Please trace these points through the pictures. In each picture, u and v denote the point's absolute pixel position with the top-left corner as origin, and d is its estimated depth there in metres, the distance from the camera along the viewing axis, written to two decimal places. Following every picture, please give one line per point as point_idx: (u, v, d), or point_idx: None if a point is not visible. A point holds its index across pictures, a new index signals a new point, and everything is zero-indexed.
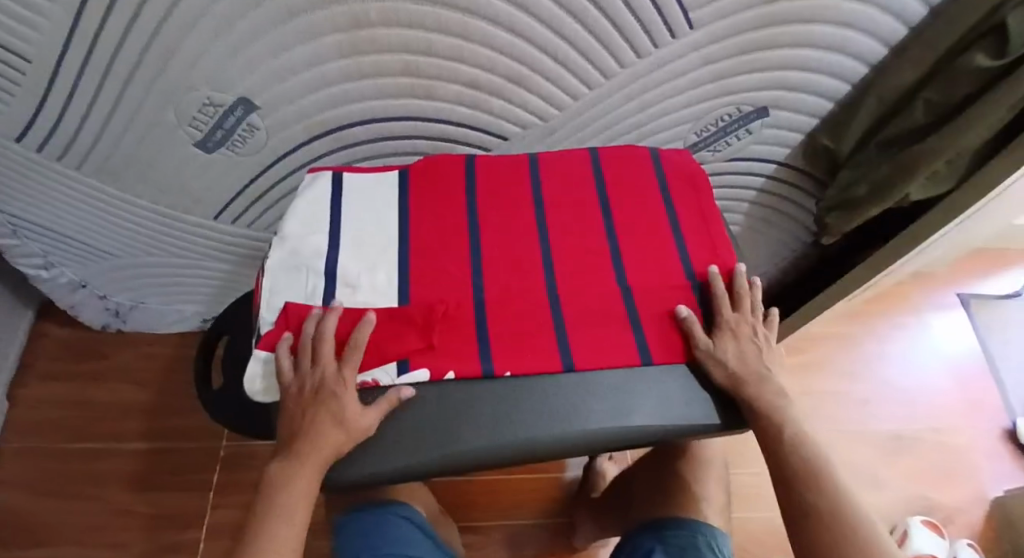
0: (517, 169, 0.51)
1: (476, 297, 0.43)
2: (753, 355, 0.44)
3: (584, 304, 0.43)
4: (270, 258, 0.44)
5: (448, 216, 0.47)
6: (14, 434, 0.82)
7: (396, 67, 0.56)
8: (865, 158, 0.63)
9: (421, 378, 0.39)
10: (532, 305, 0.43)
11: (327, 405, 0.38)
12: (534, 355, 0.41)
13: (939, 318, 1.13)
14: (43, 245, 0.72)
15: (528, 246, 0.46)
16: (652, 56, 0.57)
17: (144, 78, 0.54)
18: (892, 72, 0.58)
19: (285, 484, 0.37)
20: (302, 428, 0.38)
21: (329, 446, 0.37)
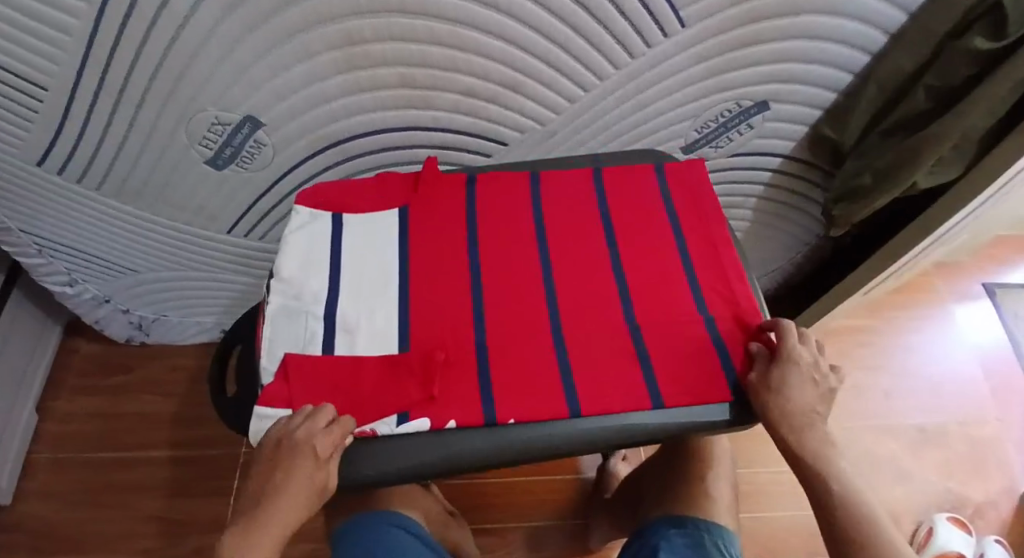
0: (519, 204, 0.55)
1: (477, 340, 0.46)
2: (809, 398, 0.44)
3: (587, 341, 0.46)
4: (270, 305, 0.48)
5: (452, 257, 0.51)
6: (47, 447, 0.86)
7: (392, 80, 0.57)
8: (869, 145, 0.62)
9: (422, 427, 0.42)
10: (534, 344, 0.46)
11: (302, 470, 0.39)
12: (535, 396, 0.43)
13: (963, 308, 1.10)
14: (67, 263, 0.75)
15: (533, 284, 0.50)
16: (645, 55, 0.57)
17: (155, 102, 0.56)
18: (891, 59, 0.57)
19: (247, 547, 0.39)
20: (268, 491, 0.40)
21: (294, 506, 0.39)
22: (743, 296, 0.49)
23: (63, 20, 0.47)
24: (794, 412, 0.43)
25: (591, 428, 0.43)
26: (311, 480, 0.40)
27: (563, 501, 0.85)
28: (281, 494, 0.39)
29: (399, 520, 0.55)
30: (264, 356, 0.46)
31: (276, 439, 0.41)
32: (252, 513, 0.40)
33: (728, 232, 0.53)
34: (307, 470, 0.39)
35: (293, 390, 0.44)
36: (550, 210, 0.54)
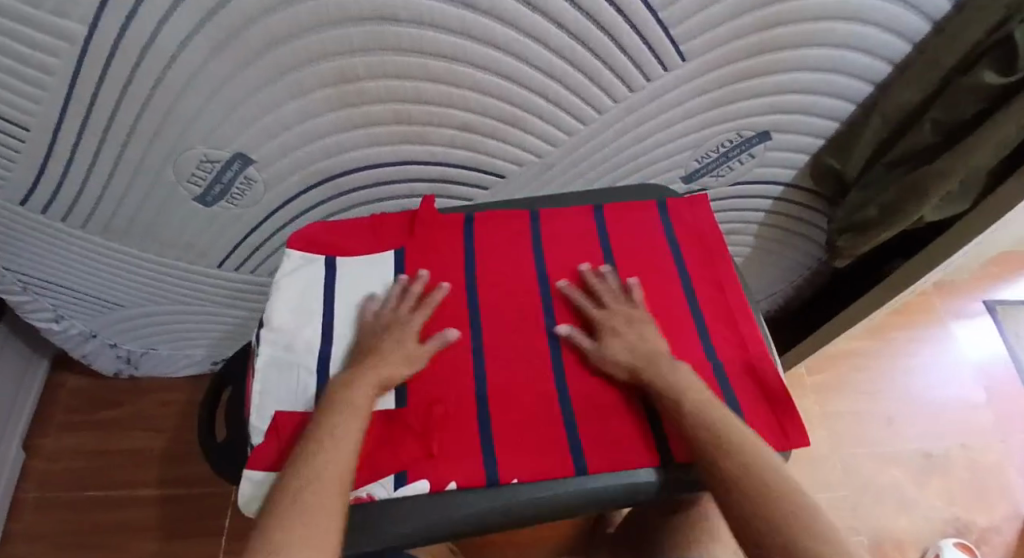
0: (520, 244, 0.53)
1: (478, 393, 0.45)
2: (640, 339, 0.46)
3: (593, 395, 0.45)
4: (259, 358, 0.46)
5: (451, 305, 0.49)
6: (34, 486, 0.83)
7: (387, 116, 0.56)
8: (875, 177, 0.61)
9: (421, 490, 0.41)
10: (536, 398, 0.45)
11: (393, 333, 0.46)
12: (542, 454, 0.42)
13: (963, 328, 1.09)
14: (53, 300, 0.73)
15: (535, 331, 0.48)
16: (645, 89, 0.56)
17: (141, 140, 0.54)
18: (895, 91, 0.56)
19: (347, 393, 0.42)
20: (367, 355, 0.45)
21: (388, 370, 0.44)
22: (748, 339, 0.48)
23: (45, 59, 0.45)
24: (638, 358, 0.44)
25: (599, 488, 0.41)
26: (405, 350, 0.45)
27: (564, 536, 0.83)
28: (373, 359, 0.44)
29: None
30: (253, 414, 0.44)
31: (367, 323, 0.48)
32: (349, 371, 0.44)
33: (735, 269, 0.52)
34: (399, 334, 0.46)
35: (285, 450, 0.42)
36: (551, 249, 0.53)
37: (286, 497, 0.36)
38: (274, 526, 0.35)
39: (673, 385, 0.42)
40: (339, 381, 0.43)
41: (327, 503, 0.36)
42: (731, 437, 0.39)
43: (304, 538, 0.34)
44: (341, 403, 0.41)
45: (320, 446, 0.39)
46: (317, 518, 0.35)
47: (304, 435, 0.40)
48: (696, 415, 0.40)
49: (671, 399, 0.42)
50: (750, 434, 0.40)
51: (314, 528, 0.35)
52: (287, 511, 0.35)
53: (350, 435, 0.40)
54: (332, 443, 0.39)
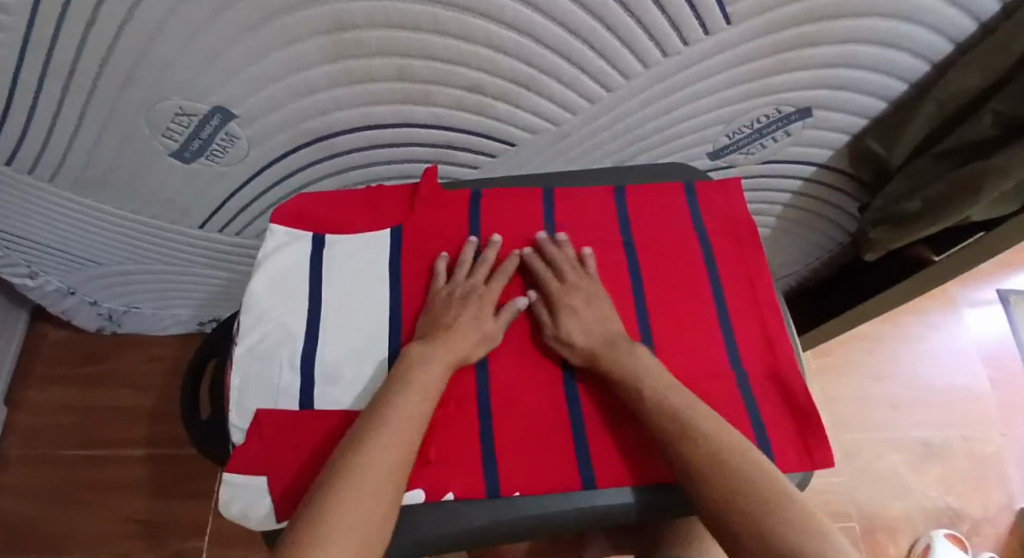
0: (531, 226, 0.48)
1: (478, 394, 0.41)
2: (597, 321, 0.43)
3: (605, 400, 0.41)
4: (237, 348, 0.42)
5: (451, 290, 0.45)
6: (17, 441, 0.81)
7: (387, 73, 0.49)
8: (920, 167, 0.56)
9: (418, 498, 0.37)
10: (543, 400, 0.41)
11: (469, 310, 0.42)
12: (548, 463, 0.39)
13: (973, 315, 1.05)
14: (25, 255, 0.68)
15: (544, 324, 0.44)
16: (680, 54, 0.49)
17: (110, 88, 0.48)
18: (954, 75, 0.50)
19: (421, 362, 0.39)
20: (441, 323, 0.42)
21: (466, 339, 0.41)
22: (776, 341, 0.44)
23: None
24: (592, 340, 0.41)
25: (607, 505, 0.38)
26: (481, 322, 0.42)
27: None
28: (447, 336, 0.41)
29: None
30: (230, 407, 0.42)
31: (443, 291, 0.44)
32: (424, 339, 0.41)
33: (765, 259, 0.48)
34: (475, 313, 0.42)
35: (270, 451, 0.39)
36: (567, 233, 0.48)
37: (345, 470, 0.33)
38: (329, 499, 0.31)
39: (633, 370, 0.39)
40: (416, 352, 0.40)
41: (379, 485, 0.33)
42: (697, 422, 0.36)
43: (354, 522, 0.31)
44: (412, 379, 0.38)
45: (387, 425, 0.35)
46: (371, 503, 0.32)
47: (373, 405, 0.37)
48: (658, 399, 0.38)
49: (633, 380, 0.39)
50: (718, 421, 0.37)
51: (367, 512, 0.31)
52: (345, 486, 0.32)
53: (418, 408, 0.37)
54: (399, 424, 0.35)
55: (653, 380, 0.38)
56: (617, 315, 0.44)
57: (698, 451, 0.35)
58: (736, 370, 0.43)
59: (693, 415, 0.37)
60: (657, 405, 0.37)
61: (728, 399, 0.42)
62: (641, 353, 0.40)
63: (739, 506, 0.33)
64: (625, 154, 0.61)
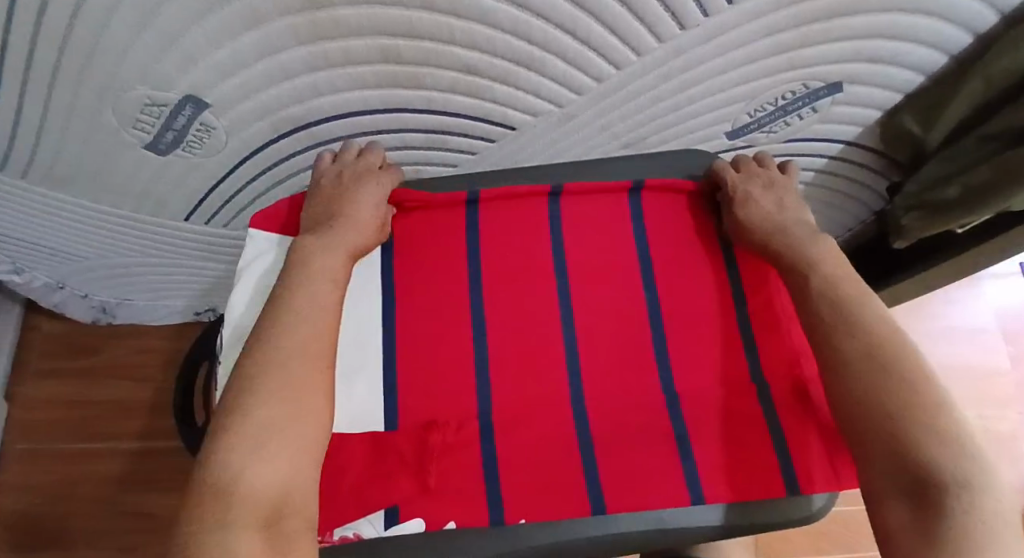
0: (535, 225, 0.44)
1: (481, 415, 0.38)
2: (779, 210, 0.44)
3: (616, 418, 0.39)
4: (221, 368, 0.40)
5: (449, 298, 0.42)
6: (16, 436, 0.80)
7: (372, 54, 0.45)
8: (962, 147, 0.51)
9: (415, 528, 0.35)
10: (551, 419, 0.38)
11: (364, 195, 0.42)
12: (556, 489, 0.36)
13: (998, 289, 1.01)
14: (6, 251, 0.65)
15: (550, 334, 0.41)
16: (700, 27, 0.44)
17: (71, 80, 0.44)
18: (1003, 49, 0.45)
19: (319, 250, 0.39)
20: (331, 208, 0.42)
21: (355, 224, 0.41)
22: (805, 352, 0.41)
23: None
24: (768, 219, 0.43)
25: (619, 531, 0.36)
26: (368, 205, 0.42)
27: None
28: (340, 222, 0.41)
29: None
30: None
31: (329, 175, 0.44)
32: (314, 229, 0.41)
33: None
34: (368, 197, 0.42)
35: None
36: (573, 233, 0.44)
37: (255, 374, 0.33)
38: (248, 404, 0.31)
39: (804, 253, 0.40)
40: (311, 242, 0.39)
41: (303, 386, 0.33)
42: (862, 319, 0.36)
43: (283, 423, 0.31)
44: (311, 274, 0.38)
45: (297, 320, 0.35)
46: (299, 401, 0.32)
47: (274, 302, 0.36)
48: (826, 288, 0.38)
49: (806, 262, 0.40)
50: (884, 314, 0.37)
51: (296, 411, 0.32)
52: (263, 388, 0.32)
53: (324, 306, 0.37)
54: (308, 319, 0.35)
55: (821, 264, 0.39)
56: (798, 205, 0.45)
57: (853, 345, 0.35)
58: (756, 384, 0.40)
59: (860, 297, 0.37)
60: (818, 286, 0.38)
61: (749, 418, 0.39)
62: (818, 241, 0.41)
63: (871, 374, 0.34)
64: (637, 134, 0.56)
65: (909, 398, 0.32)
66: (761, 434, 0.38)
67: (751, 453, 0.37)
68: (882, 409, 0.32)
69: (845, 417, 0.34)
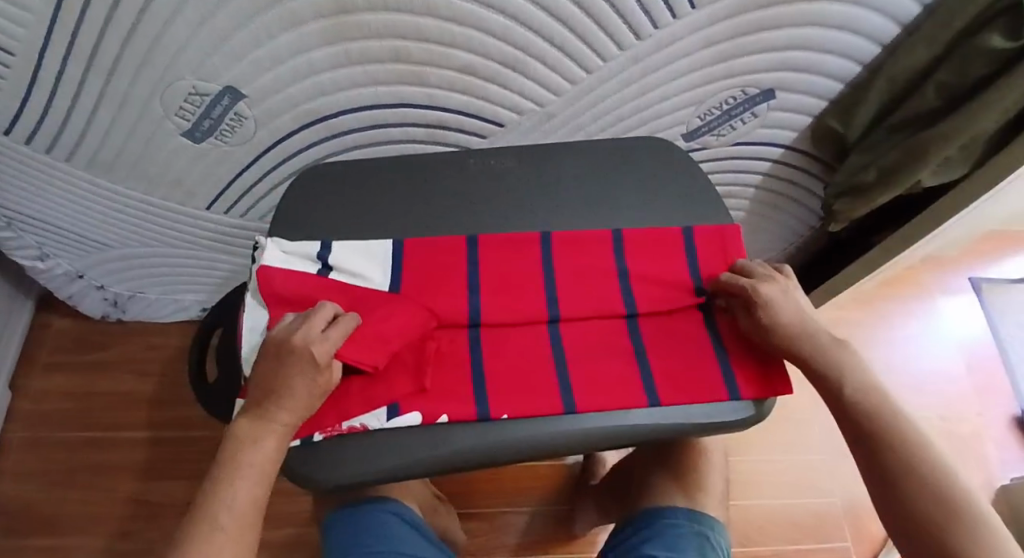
0: (520, 190, 0.52)
1: (471, 335, 0.45)
2: (807, 318, 0.42)
3: (585, 340, 0.45)
4: (249, 297, 0.45)
5: (445, 244, 0.49)
6: (19, 426, 0.84)
7: (385, 54, 0.54)
8: (875, 140, 0.62)
9: (413, 421, 0.40)
10: (531, 340, 0.45)
11: (302, 375, 0.37)
12: (536, 394, 0.42)
13: (949, 302, 1.10)
14: (37, 237, 0.72)
15: (529, 271, 0.48)
16: (652, 37, 0.54)
17: (128, 71, 0.52)
18: (903, 52, 0.55)
19: (253, 440, 0.36)
20: (271, 385, 0.37)
21: (296, 405, 0.37)
22: None
23: None
24: (797, 337, 0.41)
25: (588, 426, 0.41)
26: (312, 383, 0.38)
27: (550, 487, 0.88)
28: (278, 405, 0.37)
29: (395, 507, 0.54)
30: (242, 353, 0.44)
31: (272, 345, 0.38)
32: (253, 411, 0.37)
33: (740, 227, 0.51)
34: (309, 375, 0.38)
35: None
36: (554, 196, 0.52)
37: None
38: None
39: (836, 363, 0.41)
40: (244, 424, 0.37)
41: None
42: (875, 410, 0.39)
43: None
44: (240, 470, 0.36)
45: (227, 521, 0.34)
46: None
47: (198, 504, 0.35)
48: (855, 395, 0.40)
49: (839, 372, 0.40)
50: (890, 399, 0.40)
51: None
52: None
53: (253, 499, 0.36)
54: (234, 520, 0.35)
55: (852, 371, 0.40)
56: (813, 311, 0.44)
57: (880, 447, 0.38)
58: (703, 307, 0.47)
59: (873, 392, 0.40)
60: (845, 391, 0.40)
61: (696, 337, 0.45)
62: (843, 345, 0.42)
63: (891, 472, 0.37)
64: (606, 131, 0.66)
65: (931, 491, 0.35)
66: (706, 349, 0.44)
67: (699, 364, 0.44)
68: (914, 511, 0.36)
69: (885, 512, 0.37)
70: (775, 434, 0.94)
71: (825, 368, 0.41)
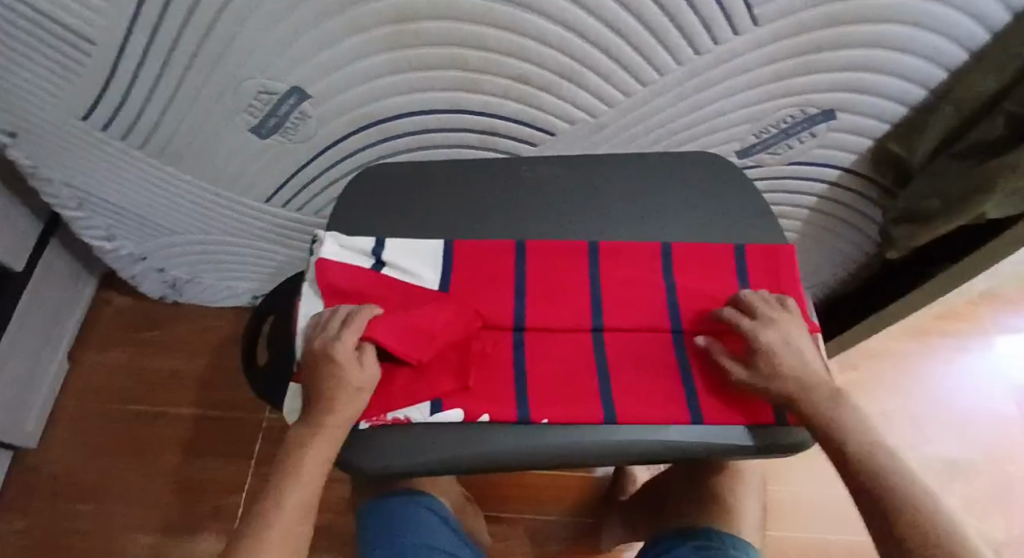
0: (571, 198, 0.53)
1: (515, 339, 0.45)
2: (802, 363, 0.41)
3: (629, 352, 0.45)
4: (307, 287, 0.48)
5: (495, 246, 0.50)
6: (75, 396, 0.89)
7: (444, 60, 0.55)
8: (939, 167, 0.60)
9: (454, 418, 0.41)
10: (575, 347, 0.45)
11: (329, 373, 0.40)
12: (577, 401, 0.42)
13: (1008, 341, 1.05)
14: (105, 218, 0.77)
15: (576, 279, 0.48)
16: (711, 53, 0.53)
17: (203, 67, 0.55)
18: (973, 79, 0.54)
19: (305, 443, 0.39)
20: (310, 390, 0.40)
21: (335, 404, 0.39)
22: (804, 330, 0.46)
23: None
24: (791, 384, 0.40)
25: (628, 438, 0.41)
26: (340, 380, 0.39)
27: (578, 498, 0.87)
28: (319, 406, 0.39)
29: (429, 502, 0.55)
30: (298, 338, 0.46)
31: (305, 355, 0.42)
32: (303, 417, 0.40)
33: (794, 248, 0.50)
34: (334, 372, 0.40)
35: None
36: (604, 207, 0.52)
37: None
38: None
39: (833, 417, 0.39)
40: (297, 431, 0.39)
41: None
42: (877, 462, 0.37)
43: None
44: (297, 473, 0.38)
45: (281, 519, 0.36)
46: None
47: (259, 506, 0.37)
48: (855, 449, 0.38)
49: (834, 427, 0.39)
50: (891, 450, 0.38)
51: None
52: None
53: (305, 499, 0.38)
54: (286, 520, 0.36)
55: (851, 425, 0.39)
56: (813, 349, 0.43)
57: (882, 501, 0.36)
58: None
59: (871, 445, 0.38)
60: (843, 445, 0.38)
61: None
62: (840, 396, 0.40)
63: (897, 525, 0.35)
64: (657, 144, 0.66)
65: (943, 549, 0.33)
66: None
67: None
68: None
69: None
70: (813, 464, 0.92)
71: (822, 422, 0.39)
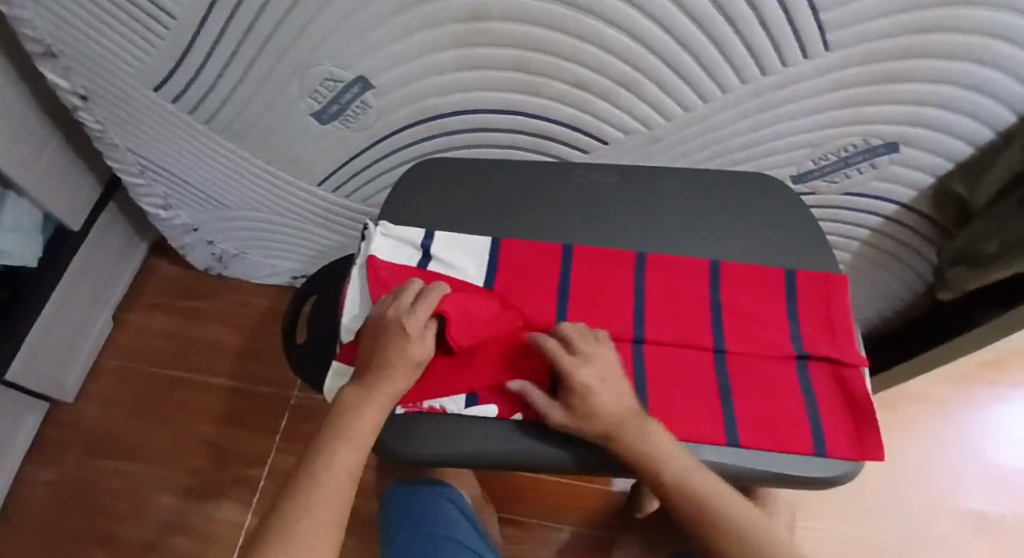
0: (622, 207, 0.52)
1: None
2: (619, 401, 0.39)
3: (669, 367, 0.44)
4: (355, 272, 0.49)
5: (543, 248, 0.50)
6: (117, 355, 0.92)
7: (508, 61, 0.56)
8: (998, 211, 0.57)
9: (488, 413, 0.41)
10: (615, 357, 0.45)
11: (396, 345, 0.40)
12: None
13: None
14: (164, 187, 0.80)
15: (621, 289, 0.48)
16: (778, 74, 0.53)
17: (274, 51, 0.57)
18: None
19: (355, 407, 0.39)
20: (372, 357, 0.40)
21: (392, 375, 0.39)
22: (850, 362, 0.45)
23: None
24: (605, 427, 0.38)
25: None
26: (403, 355, 0.40)
27: (594, 509, 0.87)
28: (378, 374, 0.40)
29: (451, 494, 0.55)
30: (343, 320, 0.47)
31: (373, 321, 0.42)
32: (358, 381, 0.40)
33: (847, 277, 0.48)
34: (400, 345, 0.40)
35: None
36: (655, 219, 0.52)
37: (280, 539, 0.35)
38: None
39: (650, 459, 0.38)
40: (350, 392, 0.40)
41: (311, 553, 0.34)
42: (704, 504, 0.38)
43: None
44: (345, 435, 0.38)
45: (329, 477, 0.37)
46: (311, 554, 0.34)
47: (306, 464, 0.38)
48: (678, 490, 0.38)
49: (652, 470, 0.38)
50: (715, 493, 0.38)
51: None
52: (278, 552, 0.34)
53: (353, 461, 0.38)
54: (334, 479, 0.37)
55: (665, 468, 0.38)
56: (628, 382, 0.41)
57: None
58: (797, 353, 0.45)
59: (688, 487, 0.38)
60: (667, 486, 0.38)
61: (786, 382, 0.44)
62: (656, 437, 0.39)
63: None
64: (710, 162, 0.65)
65: None
66: (794, 397, 0.43)
67: (786, 410, 0.42)
68: None
69: None
70: None
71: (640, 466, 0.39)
